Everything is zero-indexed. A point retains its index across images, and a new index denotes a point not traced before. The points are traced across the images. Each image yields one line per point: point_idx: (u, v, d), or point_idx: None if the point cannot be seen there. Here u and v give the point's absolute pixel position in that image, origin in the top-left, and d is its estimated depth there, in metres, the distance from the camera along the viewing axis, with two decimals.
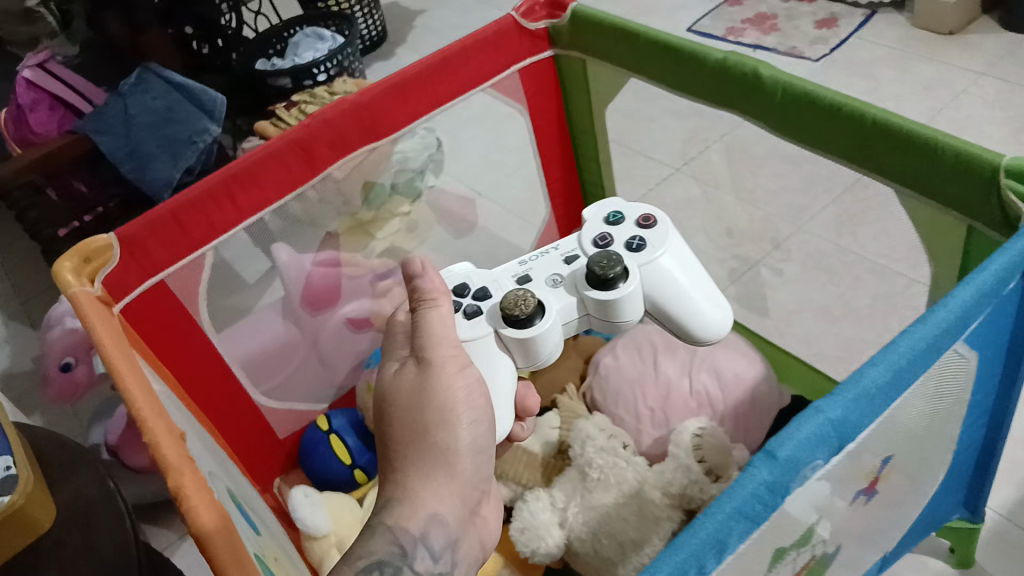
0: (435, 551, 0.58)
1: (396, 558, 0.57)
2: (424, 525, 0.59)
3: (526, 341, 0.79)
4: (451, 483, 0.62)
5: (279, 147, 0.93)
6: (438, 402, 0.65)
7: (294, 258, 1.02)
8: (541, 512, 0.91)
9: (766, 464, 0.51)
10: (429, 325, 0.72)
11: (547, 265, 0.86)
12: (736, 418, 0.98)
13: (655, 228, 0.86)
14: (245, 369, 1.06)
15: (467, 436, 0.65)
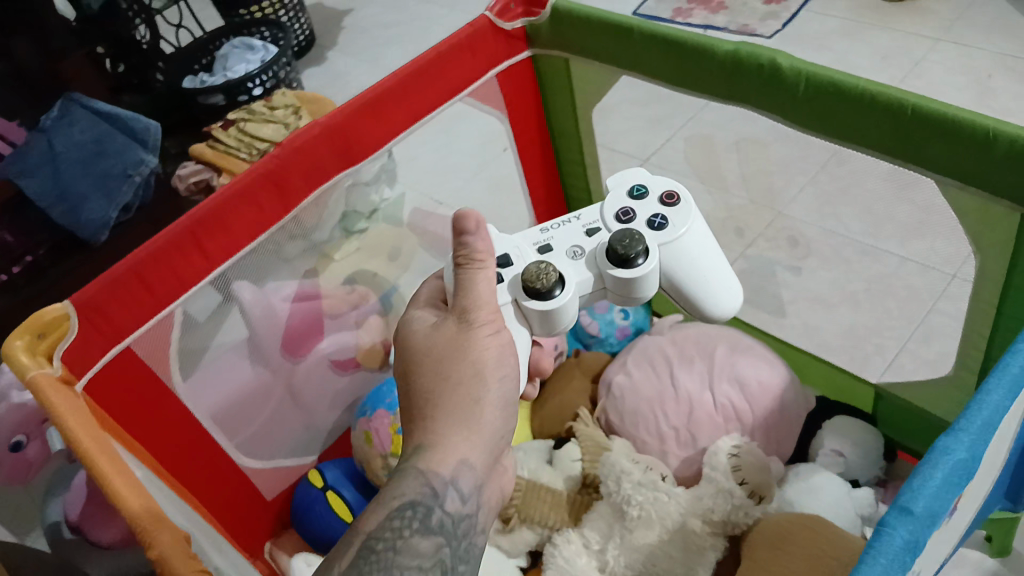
0: (463, 493, 0.57)
1: (427, 498, 0.56)
2: (455, 470, 0.57)
3: (545, 315, 0.68)
4: (479, 436, 0.58)
5: (245, 186, 0.85)
6: (474, 361, 0.59)
7: (260, 296, 0.92)
8: (576, 557, 0.85)
9: (904, 523, 0.45)
10: (469, 289, 0.62)
11: (566, 232, 0.74)
12: (767, 430, 0.92)
13: (681, 201, 0.74)
14: (217, 423, 0.95)
15: (498, 392, 0.60)
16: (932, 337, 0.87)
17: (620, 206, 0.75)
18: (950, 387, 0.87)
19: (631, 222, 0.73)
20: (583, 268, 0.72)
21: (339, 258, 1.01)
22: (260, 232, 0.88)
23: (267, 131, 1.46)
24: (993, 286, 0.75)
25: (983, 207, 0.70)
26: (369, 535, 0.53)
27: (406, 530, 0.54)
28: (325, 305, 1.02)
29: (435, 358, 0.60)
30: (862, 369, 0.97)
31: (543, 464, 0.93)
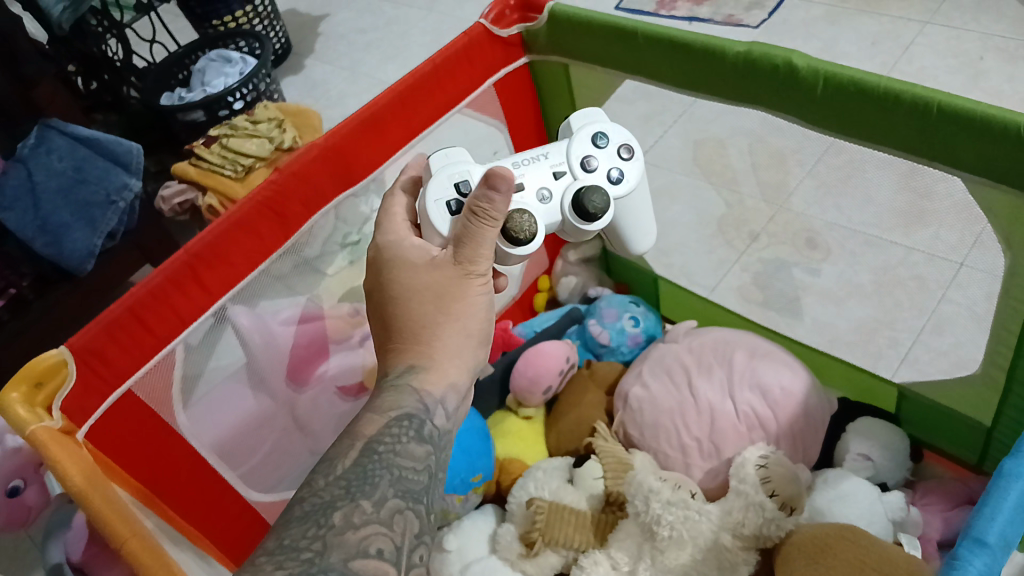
0: (448, 412, 0.64)
1: (420, 413, 0.61)
2: (443, 391, 0.63)
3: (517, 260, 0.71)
4: (463, 363, 0.65)
5: (244, 215, 0.82)
6: (467, 302, 0.64)
7: (258, 321, 0.88)
8: None
9: (980, 554, 0.43)
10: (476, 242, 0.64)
11: (535, 171, 0.76)
12: (792, 436, 0.90)
13: (636, 155, 0.78)
14: (223, 459, 0.91)
15: (484, 330, 0.66)
16: (958, 335, 0.85)
17: (584, 151, 0.77)
18: (978, 384, 0.85)
19: (593, 172, 0.76)
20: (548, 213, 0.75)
21: (334, 273, 0.97)
22: (260, 261, 0.85)
23: (249, 146, 1.40)
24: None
25: (1014, 203, 0.67)
26: (371, 438, 0.57)
27: (402, 438, 0.59)
28: (329, 328, 0.99)
29: (428, 293, 0.64)
30: (884, 367, 0.95)
31: (564, 483, 0.91)
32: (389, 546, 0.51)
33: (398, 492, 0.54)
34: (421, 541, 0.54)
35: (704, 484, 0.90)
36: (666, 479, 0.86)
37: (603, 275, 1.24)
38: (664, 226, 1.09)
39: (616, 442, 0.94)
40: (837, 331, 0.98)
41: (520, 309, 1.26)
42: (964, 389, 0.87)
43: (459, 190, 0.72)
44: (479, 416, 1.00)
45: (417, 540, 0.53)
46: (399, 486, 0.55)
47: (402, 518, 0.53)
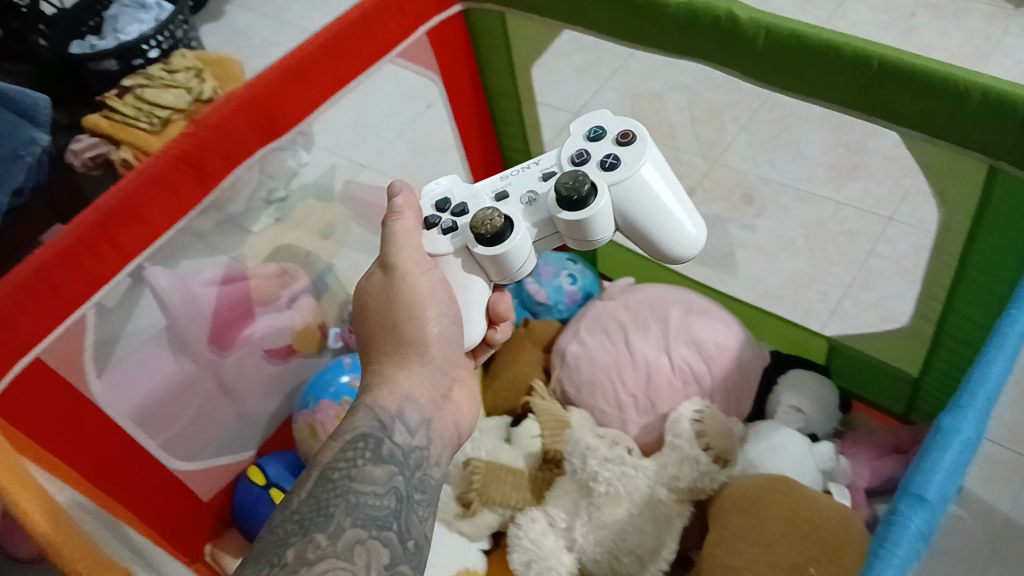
0: (410, 426, 0.60)
1: (377, 431, 0.58)
2: (399, 404, 0.61)
3: (495, 260, 0.65)
4: (420, 371, 0.64)
5: (160, 169, 0.77)
6: (407, 301, 0.64)
7: (178, 282, 0.85)
8: (544, 538, 0.83)
9: (919, 511, 0.44)
10: (393, 241, 0.66)
11: (521, 176, 0.69)
12: (726, 390, 0.91)
13: (637, 140, 0.67)
14: (143, 427, 0.87)
15: (435, 325, 0.65)
16: (887, 290, 0.86)
17: (575, 148, 0.67)
18: (906, 336, 0.87)
19: (584, 165, 0.67)
20: (535, 215, 0.67)
21: (259, 231, 0.94)
22: (177, 219, 0.80)
23: (166, 98, 1.33)
24: (959, 237, 0.74)
25: (952, 157, 0.68)
26: (326, 465, 0.55)
27: (359, 461, 0.56)
28: (254, 289, 0.97)
29: (373, 307, 0.65)
30: (816, 321, 0.96)
31: (501, 442, 0.89)
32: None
33: (357, 521, 0.51)
34: (394, 566, 0.51)
35: (641, 440, 0.91)
36: (603, 436, 0.87)
37: None
38: None
39: (553, 400, 0.94)
40: (771, 286, 0.98)
41: None
42: (892, 341, 0.89)
43: (439, 207, 0.68)
44: None
45: (387, 567, 0.50)
46: (358, 514, 0.52)
47: (366, 548, 0.50)
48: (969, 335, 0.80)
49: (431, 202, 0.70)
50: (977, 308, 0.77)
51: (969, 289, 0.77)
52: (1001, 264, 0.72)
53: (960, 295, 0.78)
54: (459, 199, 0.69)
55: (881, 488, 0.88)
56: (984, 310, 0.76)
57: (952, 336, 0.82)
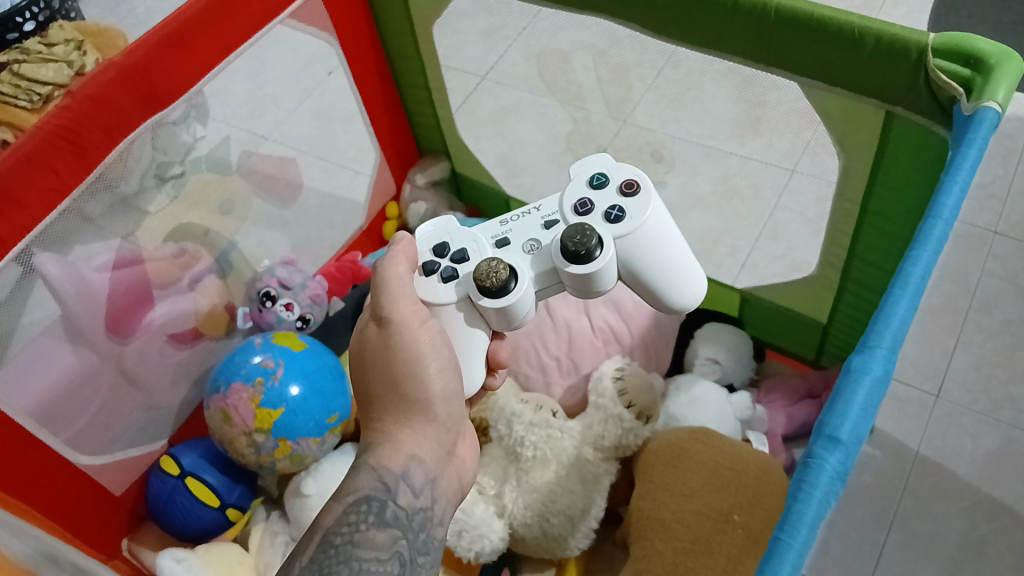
0: (415, 487, 0.55)
1: (381, 493, 0.53)
2: (404, 463, 0.55)
3: (501, 313, 0.61)
4: (426, 430, 0.57)
5: (35, 148, 0.72)
6: (406, 356, 0.57)
7: (68, 269, 0.79)
8: (474, 506, 0.80)
9: (834, 452, 0.45)
10: (385, 288, 0.59)
11: (523, 223, 0.64)
12: (645, 346, 0.92)
13: (642, 190, 0.63)
14: (41, 422, 0.82)
15: (438, 382, 0.58)
16: (793, 241, 0.88)
17: (578, 197, 0.63)
18: (813, 284, 0.90)
19: (589, 216, 0.62)
20: (538, 266, 0.63)
21: (156, 212, 0.89)
22: (60, 201, 0.75)
23: (45, 72, 1.23)
24: (860, 186, 0.76)
25: (849, 106, 0.70)
26: (328, 528, 0.50)
27: (359, 525, 0.51)
28: (152, 272, 0.92)
29: (370, 365, 0.58)
30: (727, 275, 0.98)
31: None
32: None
33: None
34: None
35: (565, 401, 0.91)
36: (529, 401, 0.86)
37: (452, 199, 1.21)
38: (513, 144, 1.06)
39: None
40: None
41: (369, 241, 1.23)
42: (800, 290, 0.92)
43: (439, 252, 0.63)
44: (331, 353, 0.96)
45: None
46: None
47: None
48: (874, 280, 0.82)
49: (428, 247, 0.63)
50: (878, 253, 0.80)
51: (871, 234, 0.79)
52: (898, 209, 0.75)
53: (863, 242, 0.80)
54: (458, 244, 0.63)
55: (797, 432, 0.92)
56: (886, 255, 0.79)
57: (856, 282, 0.85)
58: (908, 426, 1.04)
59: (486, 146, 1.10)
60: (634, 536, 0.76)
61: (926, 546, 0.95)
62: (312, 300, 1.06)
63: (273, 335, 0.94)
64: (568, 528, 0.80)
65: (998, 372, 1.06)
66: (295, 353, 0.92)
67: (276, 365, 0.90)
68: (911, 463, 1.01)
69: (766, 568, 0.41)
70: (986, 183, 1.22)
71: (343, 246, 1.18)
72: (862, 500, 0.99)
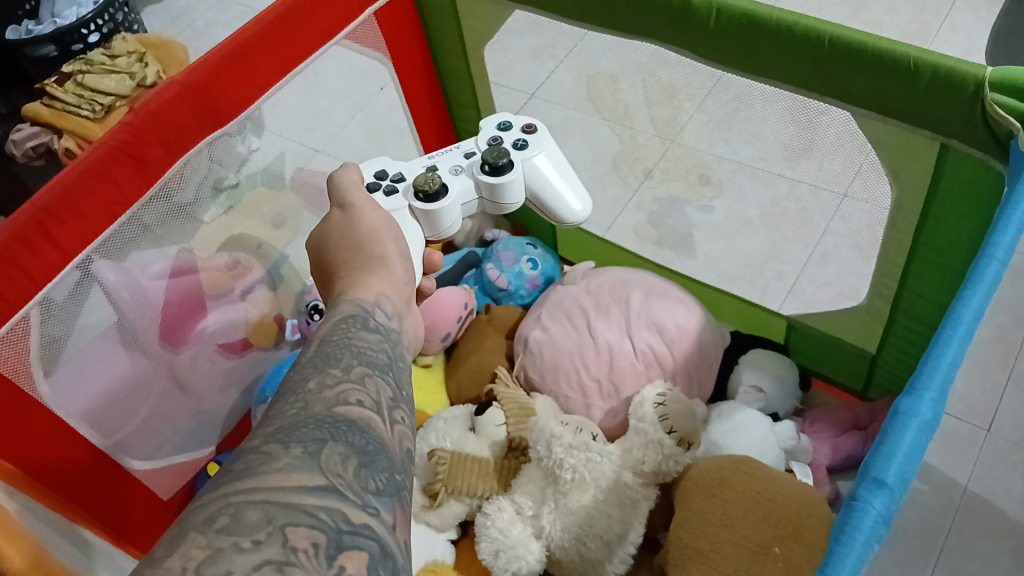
0: (388, 313, 0.57)
1: (361, 313, 0.54)
2: (376, 297, 0.57)
3: (429, 216, 0.81)
4: (390, 279, 0.60)
5: (99, 161, 0.75)
6: (367, 229, 0.63)
7: (125, 277, 0.82)
8: (511, 526, 0.81)
9: (879, 496, 0.44)
10: (341, 182, 0.68)
11: (447, 155, 0.85)
12: (687, 371, 0.92)
13: (538, 130, 0.86)
14: (94, 426, 0.85)
15: (395, 248, 0.64)
16: (842, 268, 0.87)
17: (489, 134, 0.86)
18: (862, 314, 0.88)
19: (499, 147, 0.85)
20: (462, 182, 0.84)
21: (211, 221, 0.90)
22: (119, 213, 0.78)
23: (107, 83, 1.27)
24: (912, 217, 0.75)
25: (902, 136, 0.69)
26: (323, 335, 0.51)
27: (352, 327, 0.52)
28: (205, 281, 0.93)
29: (334, 237, 0.63)
30: (773, 301, 0.97)
31: (466, 432, 0.89)
32: (369, 398, 0.46)
33: (364, 363, 0.49)
34: (401, 405, 0.48)
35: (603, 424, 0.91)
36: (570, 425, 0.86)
37: (498, 217, 1.22)
38: None
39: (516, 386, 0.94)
40: (729, 267, 0.99)
41: None
42: (848, 320, 0.90)
43: (381, 177, 0.83)
44: None
45: (394, 402, 0.48)
46: (363, 359, 0.50)
47: (375, 382, 0.48)
48: (925, 311, 0.81)
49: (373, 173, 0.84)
50: (930, 285, 0.78)
51: (922, 266, 0.78)
52: (951, 242, 0.73)
53: (914, 273, 0.79)
54: (396, 172, 0.84)
55: (841, 464, 0.90)
56: (938, 288, 0.78)
57: (906, 312, 0.83)
58: (955, 460, 1.01)
59: None
60: (672, 564, 0.75)
61: None
62: None
63: None
64: (605, 550, 0.80)
65: None
66: None
67: None
68: (958, 499, 0.99)
69: None
70: None
71: None
72: (906, 535, 0.97)
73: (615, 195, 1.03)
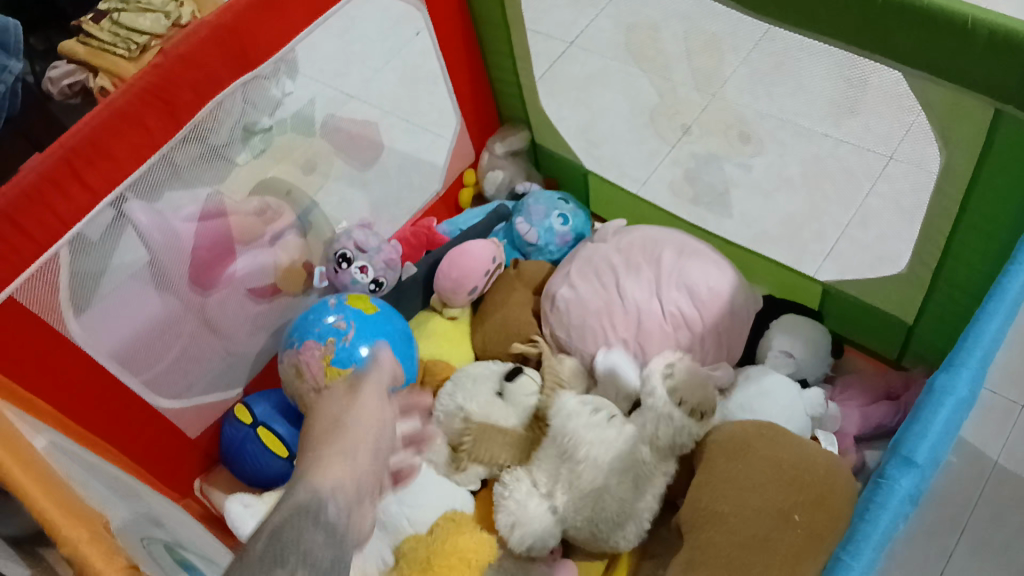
0: (345, 506, 0.50)
1: (313, 507, 0.48)
2: (332, 484, 0.51)
3: None
4: (352, 468, 0.53)
5: (127, 103, 0.74)
6: (335, 426, 0.57)
7: (157, 218, 0.82)
8: (528, 500, 0.81)
9: (907, 475, 0.42)
10: (320, 410, 0.61)
11: None
12: (717, 334, 0.90)
13: None
14: (120, 362, 0.87)
15: (368, 441, 0.56)
16: (885, 232, 0.84)
17: None
18: (901, 281, 0.86)
19: None
20: None
21: (244, 164, 0.90)
22: (150, 156, 0.78)
23: (143, 22, 1.27)
24: (959, 184, 0.72)
25: (955, 98, 0.66)
26: (273, 530, 0.46)
27: (303, 525, 0.47)
28: (235, 225, 0.92)
29: (314, 430, 0.58)
30: (811, 263, 0.94)
31: (492, 396, 0.89)
32: None
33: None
34: None
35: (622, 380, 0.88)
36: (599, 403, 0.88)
37: (530, 169, 1.21)
38: (596, 114, 1.04)
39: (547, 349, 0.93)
40: (766, 227, 0.96)
41: (445, 206, 1.24)
42: (886, 288, 0.88)
43: None
44: (401, 317, 0.96)
45: None
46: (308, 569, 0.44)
47: None
48: (967, 281, 0.78)
49: None
50: (976, 255, 0.76)
51: (969, 235, 0.75)
52: (999, 212, 0.70)
53: (958, 243, 0.76)
54: None
55: (870, 433, 0.89)
56: (984, 256, 0.75)
57: (947, 282, 0.81)
58: (989, 433, 0.99)
59: (569, 115, 1.08)
60: (687, 526, 0.75)
61: (997, 562, 0.91)
62: (386, 264, 1.00)
63: (346, 295, 0.94)
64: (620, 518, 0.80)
65: None
66: (367, 316, 0.91)
67: (348, 327, 0.89)
68: (989, 472, 0.97)
69: None
70: None
71: (420, 211, 1.20)
72: (932, 507, 0.95)
73: (651, 148, 1.00)
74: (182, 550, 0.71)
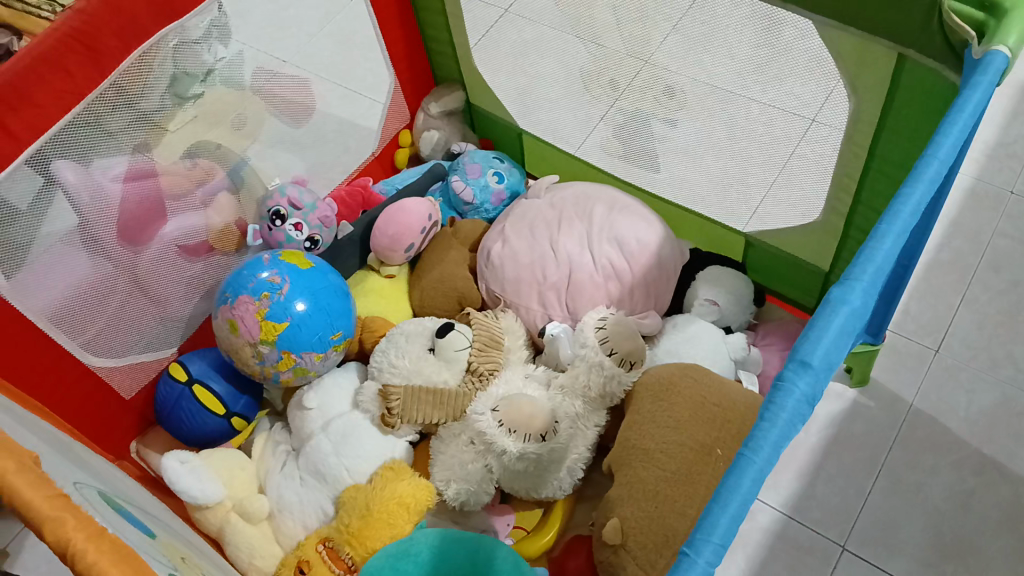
0: None
1: None
2: None
3: None
4: None
5: (49, 49, 0.74)
6: None
7: (85, 176, 0.81)
8: (464, 457, 0.84)
9: (803, 376, 0.45)
10: None
11: None
12: (645, 286, 0.93)
13: None
14: (52, 320, 0.85)
15: None
16: (804, 185, 0.88)
17: None
18: (819, 230, 0.91)
19: None
20: None
21: (176, 128, 0.90)
22: (74, 103, 0.77)
23: None
24: (868, 129, 0.77)
25: (863, 46, 0.71)
26: None
27: None
28: (166, 184, 0.92)
29: None
30: (737, 220, 0.98)
31: (424, 352, 0.87)
32: None
33: None
34: None
35: (559, 351, 0.89)
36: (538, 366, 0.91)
37: (466, 129, 1.22)
38: (528, 77, 1.05)
39: (490, 314, 0.93)
40: (693, 186, 0.99)
41: (381, 167, 1.25)
42: (804, 236, 0.93)
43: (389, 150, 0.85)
44: (336, 273, 0.96)
45: None
46: None
47: None
48: None
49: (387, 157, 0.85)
50: (883, 200, 0.81)
51: (876, 180, 0.81)
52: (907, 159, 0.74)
53: (867, 187, 0.82)
54: None
55: None
56: None
57: (858, 228, 0.87)
58: (904, 378, 1.05)
59: (504, 79, 1.10)
60: (618, 463, 0.79)
61: (912, 497, 0.96)
62: (321, 222, 1.02)
63: (280, 252, 0.93)
64: (553, 464, 0.83)
65: (1000, 331, 1.07)
66: (302, 270, 0.91)
67: (283, 281, 0.89)
68: (904, 414, 1.02)
69: (727, 480, 0.43)
70: (1007, 143, 1.23)
71: (356, 171, 1.20)
72: (848, 448, 1.01)
73: (581, 109, 1.02)
74: (119, 499, 0.69)
